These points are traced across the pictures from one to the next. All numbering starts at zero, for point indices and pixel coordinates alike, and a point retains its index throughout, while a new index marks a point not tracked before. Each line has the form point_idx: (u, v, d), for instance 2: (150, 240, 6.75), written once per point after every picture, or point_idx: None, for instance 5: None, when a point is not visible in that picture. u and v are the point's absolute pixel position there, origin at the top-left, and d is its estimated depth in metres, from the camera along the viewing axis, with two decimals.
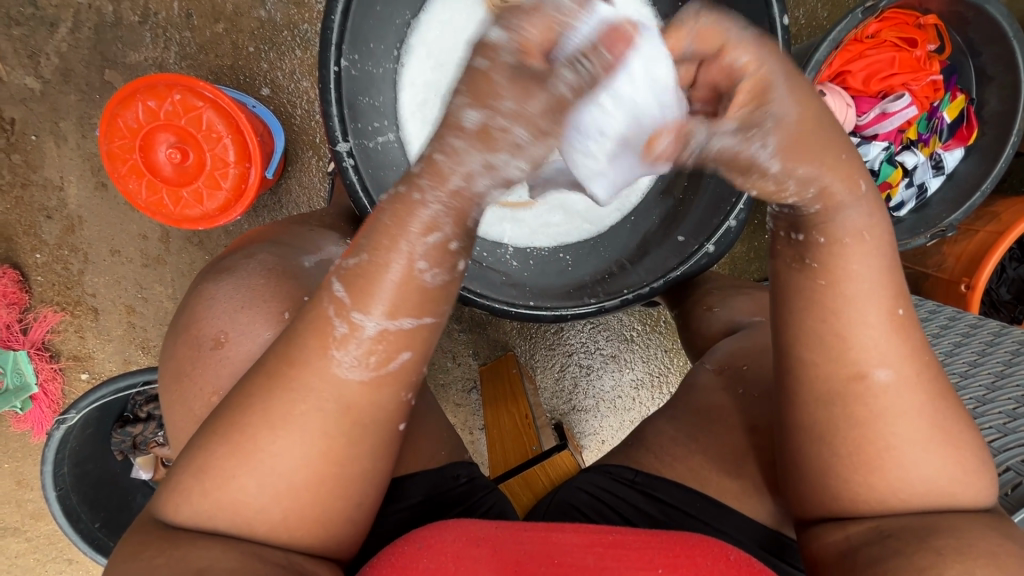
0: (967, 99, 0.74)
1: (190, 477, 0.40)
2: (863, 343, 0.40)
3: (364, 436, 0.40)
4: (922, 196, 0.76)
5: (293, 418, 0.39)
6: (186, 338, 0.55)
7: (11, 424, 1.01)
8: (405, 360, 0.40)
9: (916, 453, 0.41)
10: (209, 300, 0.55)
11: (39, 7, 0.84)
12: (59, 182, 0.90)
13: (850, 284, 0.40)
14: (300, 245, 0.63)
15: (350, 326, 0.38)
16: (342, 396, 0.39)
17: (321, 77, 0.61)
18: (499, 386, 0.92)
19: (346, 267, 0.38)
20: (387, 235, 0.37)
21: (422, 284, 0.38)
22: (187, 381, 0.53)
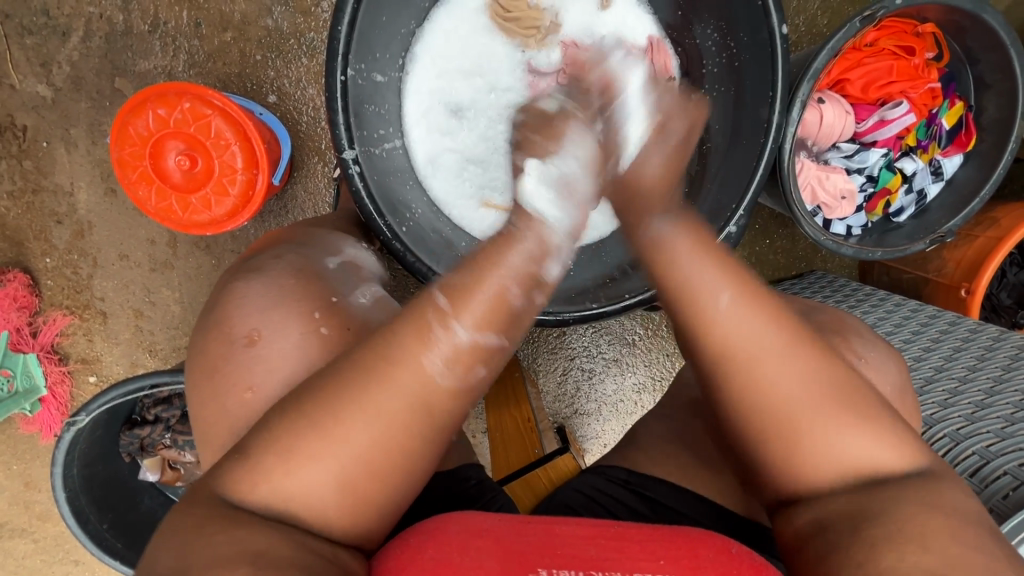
0: (965, 106, 0.74)
1: (274, 460, 0.42)
2: (729, 331, 0.47)
3: (433, 435, 0.44)
4: (921, 203, 0.76)
5: (384, 411, 0.42)
6: (217, 335, 0.55)
7: (20, 426, 1.02)
8: (479, 374, 0.45)
9: (819, 421, 0.44)
10: (240, 297, 0.56)
11: (51, 17, 0.85)
12: (69, 188, 0.92)
13: (691, 279, 0.50)
14: (324, 248, 0.65)
15: (446, 331, 0.44)
16: (429, 395, 0.43)
17: (327, 86, 0.62)
18: (501, 389, 0.93)
19: (450, 282, 0.45)
20: (488, 258, 0.47)
21: (508, 302, 0.46)
22: (220, 376, 0.53)
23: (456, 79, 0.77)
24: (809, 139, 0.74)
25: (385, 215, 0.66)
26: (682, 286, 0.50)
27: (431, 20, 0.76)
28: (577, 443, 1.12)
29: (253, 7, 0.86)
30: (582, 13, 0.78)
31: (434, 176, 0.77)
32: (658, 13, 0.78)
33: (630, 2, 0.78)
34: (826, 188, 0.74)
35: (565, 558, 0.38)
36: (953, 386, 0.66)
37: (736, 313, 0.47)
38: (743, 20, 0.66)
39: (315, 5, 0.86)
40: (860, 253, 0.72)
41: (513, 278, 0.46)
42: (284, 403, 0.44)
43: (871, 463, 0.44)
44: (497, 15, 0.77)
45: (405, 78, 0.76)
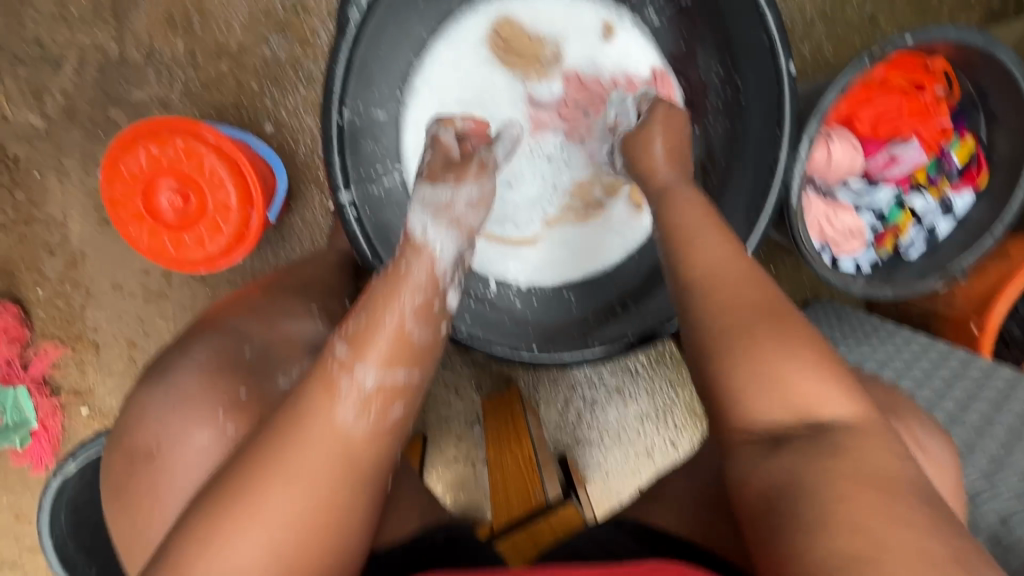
0: (976, 142, 0.73)
1: (195, 545, 0.42)
2: (743, 305, 0.48)
3: (359, 488, 0.45)
4: (931, 240, 0.75)
5: (303, 472, 0.43)
6: (123, 452, 0.53)
7: (11, 458, 1.00)
8: (396, 413, 0.47)
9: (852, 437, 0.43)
10: (143, 407, 0.53)
11: (44, 47, 0.83)
12: (62, 218, 0.90)
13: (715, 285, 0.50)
14: (280, 309, 0.62)
15: (353, 381, 0.45)
16: (346, 449, 0.44)
17: (322, 128, 0.59)
18: (501, 426, 0.91)
19: (348, 331, 0.47)
20: (383, 301, 0.47)
21: (407, 341, 0.47)
22: (127, 495, 0.52)
23: (455, 110, 0.75)
24: (817, 176, 0.72)
25: (382, 257, 0.63)
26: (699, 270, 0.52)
27: (431, 51, 0.74)
28: (579, 473, 1.10)
29: (249, 36, 0.84)
30: (586, 44, 0.76)
31: None
32: (661, 43, 0.75)
33: (634, 32, 0.76)
34: (834, 226, 0.72)
35: None
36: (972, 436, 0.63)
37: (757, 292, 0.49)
38: (751, 55, 0.65)
39: (313, 34, 0.84)
40: (868, 292, 0.71)
41: (411, 317, 0.47)
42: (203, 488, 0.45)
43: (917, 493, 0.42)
44: (498, 48, 0.75)
45: (403, 109, 0.73)
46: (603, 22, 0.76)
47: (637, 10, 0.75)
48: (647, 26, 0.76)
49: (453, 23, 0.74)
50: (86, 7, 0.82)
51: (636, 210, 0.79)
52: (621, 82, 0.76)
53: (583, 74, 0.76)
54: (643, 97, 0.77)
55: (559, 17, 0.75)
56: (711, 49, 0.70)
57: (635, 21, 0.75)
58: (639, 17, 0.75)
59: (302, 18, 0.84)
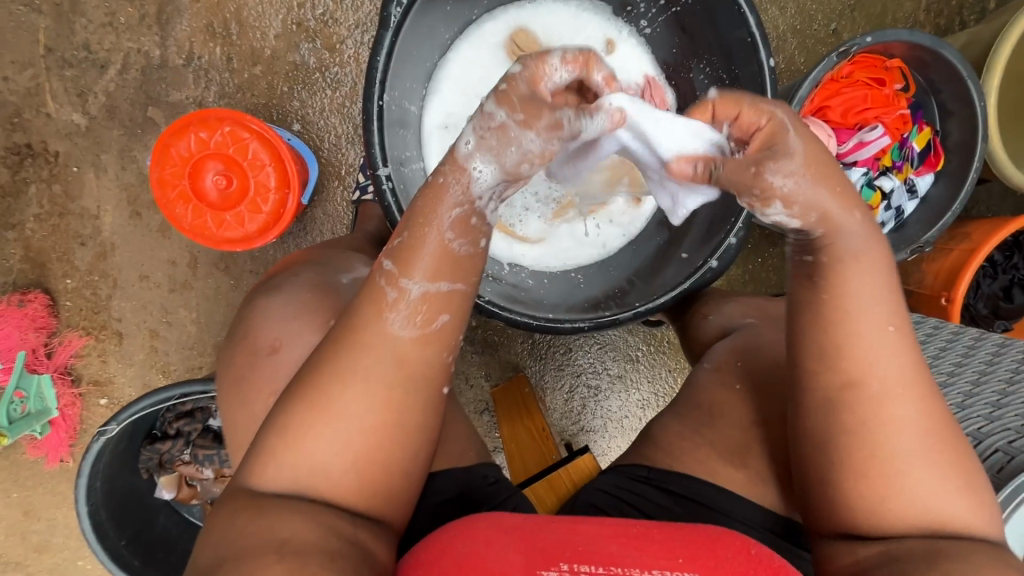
0: (932, 130, 0.83)
1: (281, 442, 0.48)
2: (863, 355, 0.48)
3: (417, 389, 0.49)
4: (899, 218, 0.84)
5: (361, 371, 0.48)
6: (245, 349, 0.67)
7: (25, 450, 1.01)
8: (443, 321, 0.50)
9: (909, 461, 0.46)
10: (263, 315, 0.68)
11: (92, 52, 0.90)
12: (96, 211, 0.95)
13: (854, 301, 0.48)
14: (336, 265, 0.75)
15: (398, 291, 0.49)
16: (398, 349, 0.49)
17: (364, 110, 0.67)
18: (512, 404, 0.95)
19: (394, 246, 0.50)
20: (421, 215, 0.50)
21: (450, 251, 0.50)
22: (248, 383, 0.65)
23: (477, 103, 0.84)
24: None
25: None
26: (834, 300, 0.48)
27: (454, 51, 0.83)
28: None
29: (282, 43, 0.92)
30: None
31: None
32: (655, 51, 0.85)
33: (632, 43, 0.85)
34: None
35: (586, 553, 0.46)
36: (944, 378, 0.71)
37: (887, 345, 0.47)
38: (735, 56, 0.75)
39: (341, 42, 0.93)
40: None
41: (448, 231, 0.49)
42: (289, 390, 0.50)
43: (953, 518, 0.46)
44: (514, 52, 0.84)
45: (428, 103, 0.83)
46: (606, 36, 0.86)
47: (632, 21, 0.85)
48: (641, 35, 0.85)
49: (473, 28, 0.83)
50: (133, 15, 0.90)
51: (636, 202, 0.87)
52: None
53: None
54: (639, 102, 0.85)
55: (564, 29, 0.85)
56: (697, 56, 0.80)
57: (631, 31, 0.85)
58: (635, 28, 0.85)
59: (332, 28, 0.93)
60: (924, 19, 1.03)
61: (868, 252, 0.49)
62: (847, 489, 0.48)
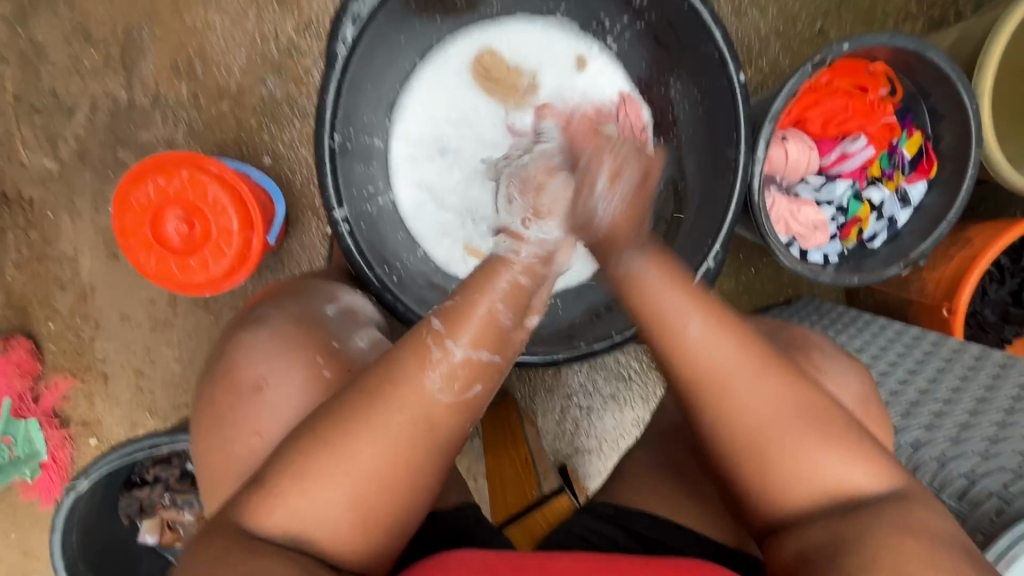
0: (924, 135, 0.78)
1: (290, 486, 0.44)
2: (703, 350, 0.49)
3: (439, 451, 0.47)
4: (892, 228, 0.80)
5: (392, 427, 0.45)
6: (225, 385, 0.59)
7: (19, 493, 1.01)
8: (478, 392, 0.47)
9: (782, 433, 0.48)
10: (249, 348, 0.60)
11: (59, 97, 0.91)
12: (73, 254, 0.95)
13: (661, 300, 0.51)
14: (321, 295, 0.67)
15: (443, 351, 0.46)
16: (430, 413, 0.46)
17: (316, 150, 0.66)
18: (502, 431, 0.93)
19: (445, 307, 0.48)
20: (477, 283, 0.49)
21: (497, 323, 0.48)
22: (227, 424, 0.57)
23: (444, 128, 0.82)
24: (778, 174, 0.78)
25: (374, 267, 0.70)
26: (658, 310, 0.51)
27: (417, 78, 0.81)
28: (580, 482, 1.10)
29: (248, 77, 0.91)
30: (558, 73, 0.83)
31: (423, 225, 0.81)
32: (628, 68, 0.82)
33: (604, 59, 0.83)
34: (799, 220, 0.78)
35: None
36: (939, 407, 0.66)
37: (717, 339, 0.49)
38: (705, 69, 0.71)
39: (307, 72, 0.91)
40: (836, 280, 0.74)
41: (498, 300, 0.48)
42: (297, 433, 0.46)
43: (847, 482, 0.47)
44: (480, 75, 0.82)
45: (393, 132, 0.81)
46: (576, 54, 0.83)
47: (601, 38, 0.82)
48: (610, 52, 0.82)
49: (437, 52, 0.80)
50: (98, 58, 0.90)
51: None
52: (591, 111, 0.83)
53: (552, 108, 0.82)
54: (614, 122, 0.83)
55: (534, 48, 0.83)
56: (671, 69, 0.76)
57: (601, 48, 0.82)
58: (604, 44, 0.82)
59: (296, 59, 0.91)
60: (917, 11, 0.98)
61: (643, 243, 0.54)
62: (754, 491, 0.49)
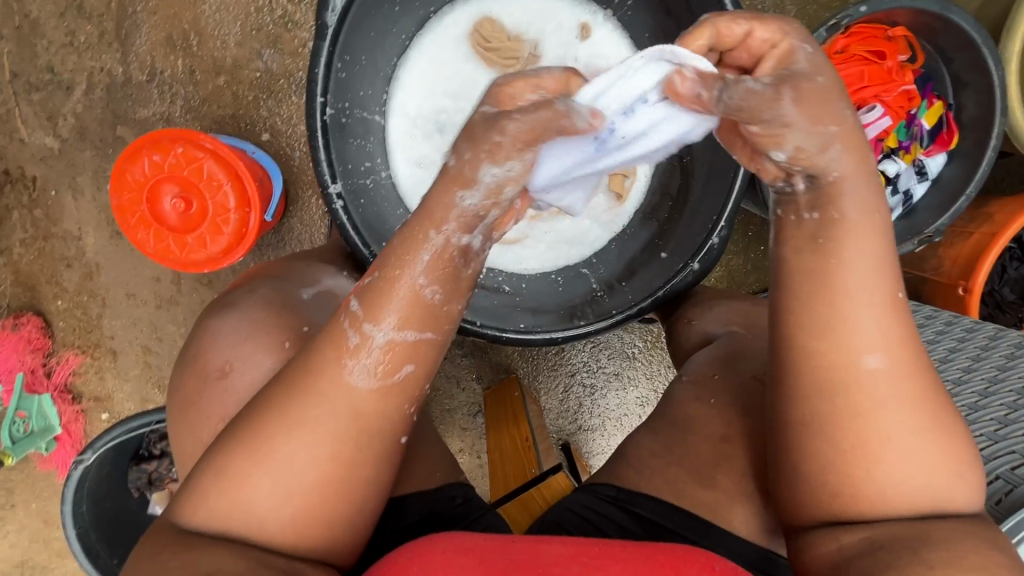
0: (945, 104, 0.75)
1: (211, 481, 0.44)
2: (860, 329, 0.42)
3: (368, 442, 0.44)
4: (908, 203, 0.76)
5: (310, 421, 0.43)
6: (194, 370, 0.59)
7: (37, 464, 1.03)
8: (408, 372, 0.44)
9: (898, 446, 0.42)
10: (216, 333, 0.60)
11: (56, 73, 0.90)
12: (78, 232, 0.95)
13: (848, 276, 0.42)
14: (301, 279, 0.66)
15: (361, 336, 0.43)
16: (354, 403, 0.43)
17: (309, 124, 0.65)
18: (503, 410, 0.94)
19: (363, 286, 0.44)
20: (397, 256, 0.43)
21: (422, 300, 0.43)
22: (194, 411, 0.57)
23: (442, 102, 0.80)
24: None
25: (370, 244, 0.69)
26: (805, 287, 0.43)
27: (414, 49, 0.78)
28: (582, 460, 1.10)
29: (244, 51, 0.89)
30: (561, 41, 0.80)
31: (422, 203, 0.79)
32: (634, 37, 0.79)
33: (608, 27, 0.79)
34: None
35: None
36: (948, 389, 0.64)
37: (886, 319, 0.42)
38: None
39: (303, 45, 0.89)
40: None
41: (420, 275, 0.43)
42: (225, 428, 0.46)
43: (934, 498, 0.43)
44: (478, 44, 0.78)
45: (389, 104, 0.78)
46: (580, 22, 0.79)
47: (610, 8, 0.79)
48: (617, 19, 0.79)
49: (434, 22, 0.78)
50: (92, 32, 0.89)
51: (618, 200, 0.80)
52: None
53: None
54: None
55: (534, 15, 0.79)
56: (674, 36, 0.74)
57: (607, 17, 0.79)
58: (610, 13, 0.79)
59: (292, 31, 0.89)
60: None
61: (865, 214, 0.42)
62: (830, 486, 0.44)
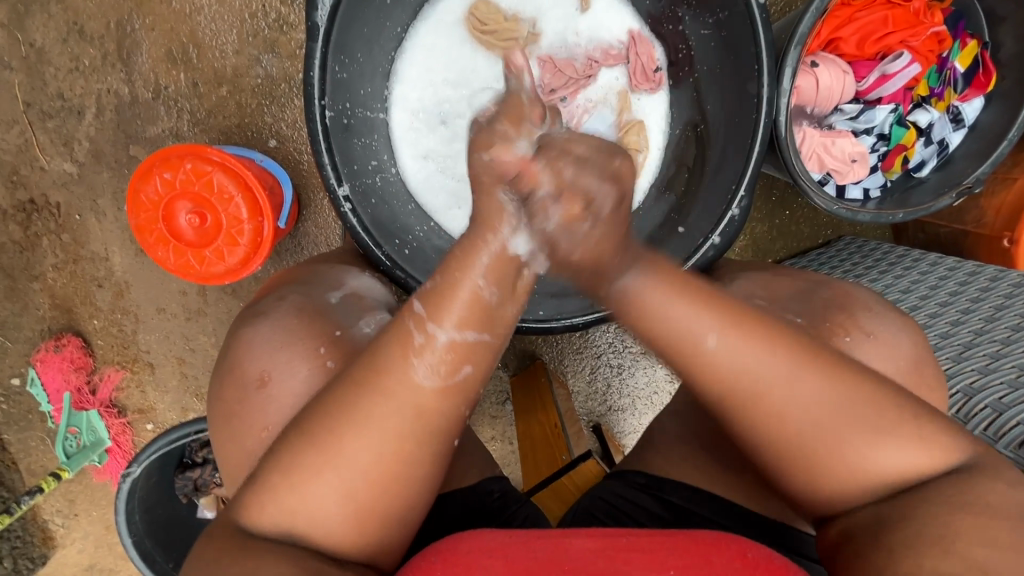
0: (980, 43, 0.69)
1: (279, 480, 0.44)
2: (724, 362, 0.45)
3: (428, 441, 0.44)
4: (943, 153, 0.71)
5: (375, 418, 0.43)
6: (232, 379, 0.60)
7: (93, 476, 1.09)
8: (468, 373, 0.45)
9: (829, 446, 0.44)
10: (250, 342, 0.60)
11: (66, 99, 0.92)
12: (104, 253, 0.98)
13: (669, 313, 0.45)
14: (326, 281, 0.67)
15: (425, 336, 0.44)
16: (417, 400, 0.44)
17: (310, 129, 0.64)
18: (532, 396, 0.93)
19: (425, 288, 0.45)
20: (456, 262, 0.45)
21: (482, 302, 0.45)
22: (242, 417, 0.58)
23: (443, 92, 0.78)
24: (808, 105, 0.70)
25: (382, 244, 0.68)
26: (656, 325, 0.46)
27: (412, 38, 0.77)
28: (615, 440, 1.10)
29: (242, 59, 0.89)
30: (560, 17, 0.79)
31: (432, 198, 0.79)
32: (635, 4, 0.78)
33: None
34: (833, 154, 0.71)
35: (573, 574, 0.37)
36: (995, 349, 0.61)
37: (740, 344, 0.44)
38: None
39: (300, 47, 0.89)
40: (877, 217, 0.68)
41: (480, 278, 0.44)
42: (288, 428, 0.46)
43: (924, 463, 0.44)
44: (475, 29, 0.77)
45: (390, 99, 0.77)
46: None
47: None
48: None
49: (428, 10, 0.77)
50: (95, 55, 0.90)
51: None
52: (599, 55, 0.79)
53: (557, 57, 0.79)
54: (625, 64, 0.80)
55: None
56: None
57: None
58: None
59: (288, 34, 0.88)
60: None
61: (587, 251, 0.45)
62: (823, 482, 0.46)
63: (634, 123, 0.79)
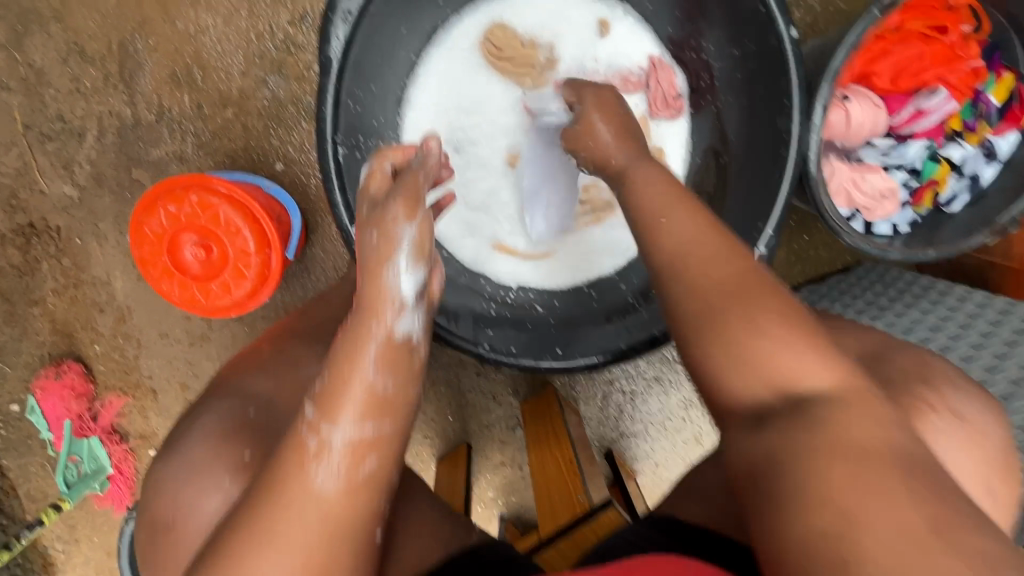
0: (1016, 76, 0.67)
1: None
2: (763, 349, 0.41)
3: (349, 541, 0.42)
4: (976, 188, 0.69)
5: (280, 539, 0.41)
6: (150, 521, 0.54)
7: (94, 503, 1.06)
8: (371, 468, 0.44)
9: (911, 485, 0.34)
10: (166, 472, 0.55)
11: (67, 121, 0.89)
12: (106, 277, 0.95)
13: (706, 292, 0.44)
14: (247, 384, 0.59)
15: (319, 439, 0.43)
16: (324, 505, 0.42)
17: (321, 166, 0.61)
18: (544, 426, 0.91)
19: (316, 391, 0.45)
20: (345, 356, 0.45)
21: (376, 394, 0.44)
22: None
23: (456, 120, 0.76)
24: (837, 140, 0.68)
25: None
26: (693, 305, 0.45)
27: (424, 64, 0.75)
28: (627, 466, 1.08)
29: (249, 81, 0.86)
30: (578, 42, 0.76)
31: (448, 227, 0.78)
32: (654, 27, 0.75)
33: (629, 21, 0.75)
34: (863, 189, 0.68)
35: None
36: None
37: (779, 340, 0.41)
38: (749, 27, 0.63)
39: (309, 69, 0.86)
40: (908, 256, 0.65)
41: (369, 371, 0.44)
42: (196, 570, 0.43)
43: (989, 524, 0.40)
44: (490, 54, 0.75)
45: (401, 127, 0.75)
46: (598, 19, 0.76)
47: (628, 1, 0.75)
48: (637, 11, 0.75)
49: (442, 35, 0.74)
50: (97, 76, 0.87)
51: None
52: (619, 81, 0.75)
53: (574, 80, 0.75)
54: (645, 91, 0.76)
55: (547, 18, 0.75)
56: (703, 20, 0.69)
57: (627, 11, 0.75)
58: (630, 7, 0.75)
59: (295, 55, 0.85)
60: None
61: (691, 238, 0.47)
62: None
63: (653, 150, 0.76)
